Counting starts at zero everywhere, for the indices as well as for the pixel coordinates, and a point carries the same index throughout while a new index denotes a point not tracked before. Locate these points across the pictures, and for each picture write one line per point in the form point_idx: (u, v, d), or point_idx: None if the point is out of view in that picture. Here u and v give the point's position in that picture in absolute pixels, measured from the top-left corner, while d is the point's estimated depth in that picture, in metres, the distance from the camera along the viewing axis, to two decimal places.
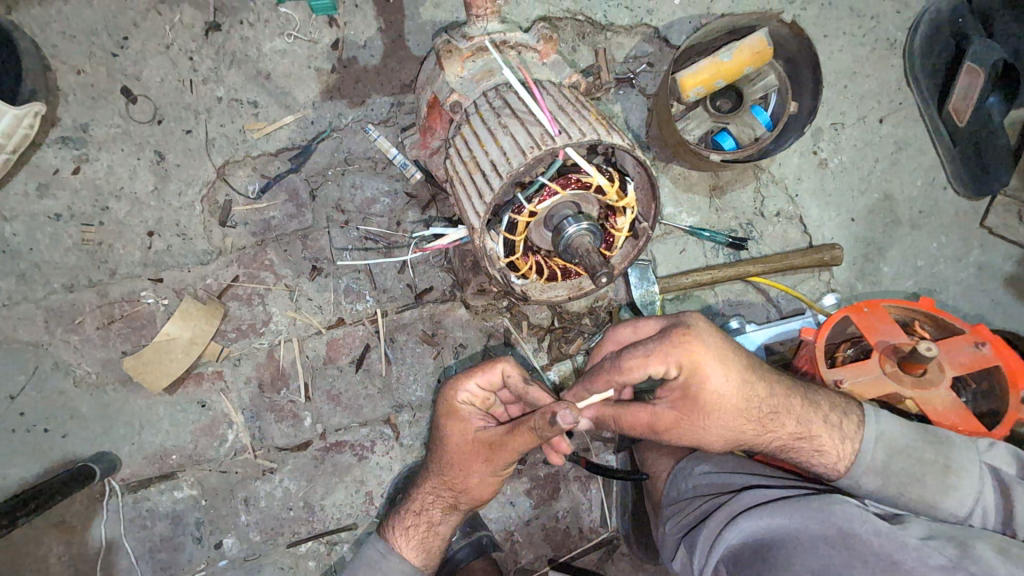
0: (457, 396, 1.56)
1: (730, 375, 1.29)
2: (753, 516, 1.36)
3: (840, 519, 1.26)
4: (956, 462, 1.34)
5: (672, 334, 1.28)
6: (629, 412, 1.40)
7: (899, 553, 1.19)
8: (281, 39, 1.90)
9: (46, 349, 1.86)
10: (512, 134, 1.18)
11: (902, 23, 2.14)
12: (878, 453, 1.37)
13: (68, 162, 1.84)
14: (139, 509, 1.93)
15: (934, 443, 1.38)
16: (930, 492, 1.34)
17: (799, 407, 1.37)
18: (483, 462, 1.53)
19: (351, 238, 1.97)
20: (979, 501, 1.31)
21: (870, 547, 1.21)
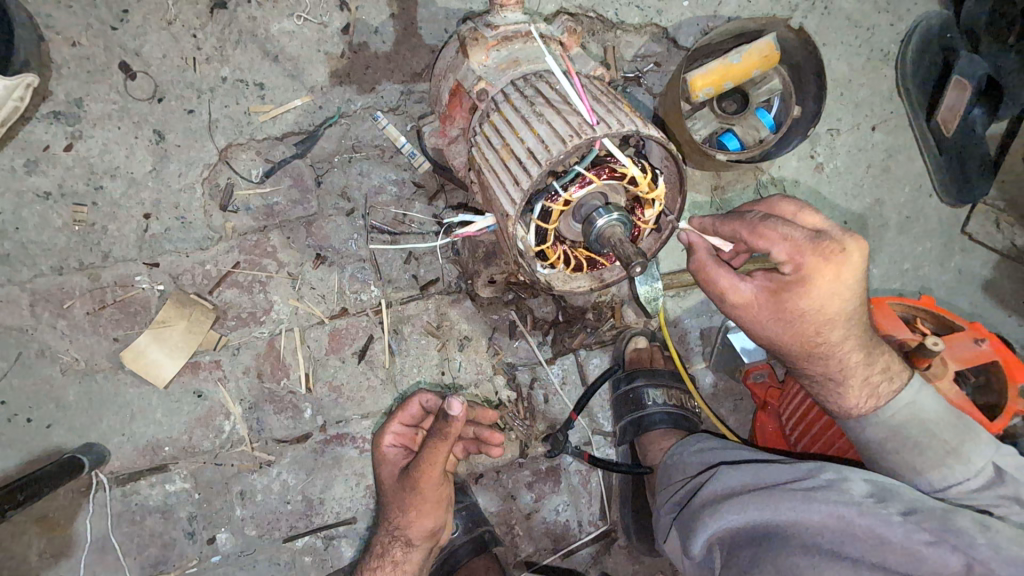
0: (384, 440, 1.77)
1: (847, 291, 1.28)
2: (742, 504, 1.38)
3: (824, 501, 1.29)
4: (966, 450, 1.36)
5: (822, 244, 1.23)
6: (713, 271, 1.37)
7: (887, 531, 1.22)
8: (289, 20, 1.85)
9: (30, 334, 1.77)
10: (549, 123, 1.19)
11: (896, 34, 2.22)
12: (901, 413, 1.40)
13: (60, 138, 1.75)
14: (128, 503, 1.85)
15: (957, 425, 1.38)
16: (921, 463, 1.38)
17: (855, 355, 1.37)
18: (408, 491, 1.66)
19: (357, 226, 1.94)
20: (960, 481, 1.36)
21: (855, 531, 1.24)
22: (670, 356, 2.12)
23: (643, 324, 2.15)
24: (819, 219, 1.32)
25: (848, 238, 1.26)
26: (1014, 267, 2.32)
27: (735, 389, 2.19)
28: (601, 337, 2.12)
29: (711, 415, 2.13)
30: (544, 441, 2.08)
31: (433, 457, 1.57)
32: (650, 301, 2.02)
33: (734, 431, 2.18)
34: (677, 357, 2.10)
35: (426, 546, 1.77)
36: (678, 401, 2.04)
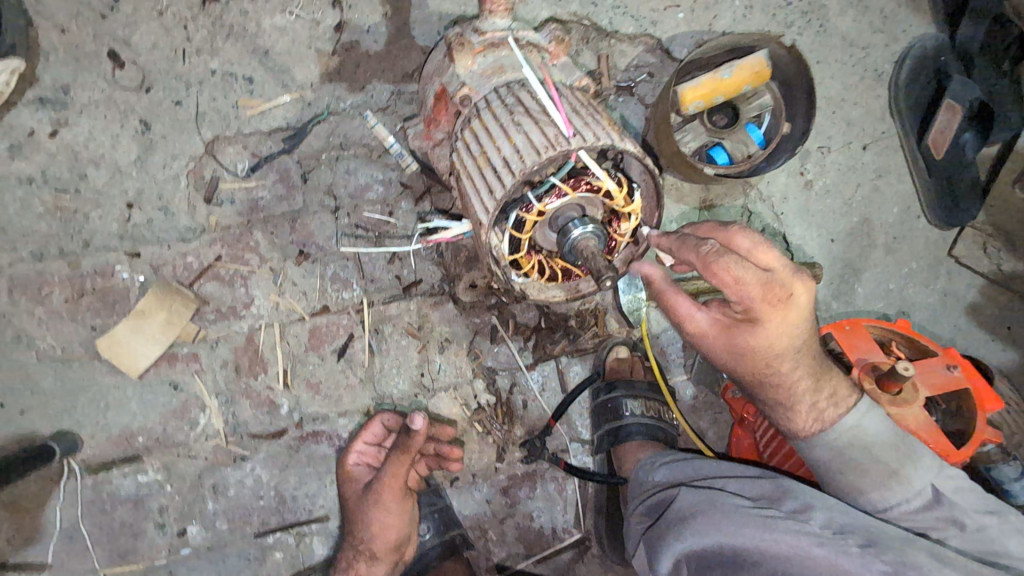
0: (349, 460, 1.92)
1: (795, 330, 1.30)
2: (704, 527, 1.38)
3: (784, 532, 1.29)
4: (906, 472, 1.36)
5: (771, 289, 1.23)
6: (673, 298, 1.38)
7: (844, 562, 1.22)
8: (282, 16, 1.85)
9: (6, 319, 1.76)
10: (526, 133, 1.18)
11: (891, 54, 2.22)
12: (844, 437, 1.40)
13: (45, 125, 1.75)
14: (99, 492, 1.84)
15: (898, 447, 1.37)
16: (865, 484, 1.38)
17: (804, 383, 1.39)
18: (372, 502, 1.84)
19: (341, 225, 1.93)
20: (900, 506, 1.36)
21: (813, 560, 1.24)
22: (650, 367, 2.12)
23: (625, 333, 2.16)
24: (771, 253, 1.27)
25: (799, 282, 1.26)
26: (999, 291, 2.32)
27: (714, 403, 2.18)
28: (583, 345, 2.13)
29: (688, 427, 2.12)
30: (522, 447, 2.09)
31: (398, 468, 1.83)
32: (632, 311, 2.09)
33: (712, 444, 2.18)
34: (655, 367, 2.10)
35: (390, 559, 1.90)
36: (654, 412, 2.03)
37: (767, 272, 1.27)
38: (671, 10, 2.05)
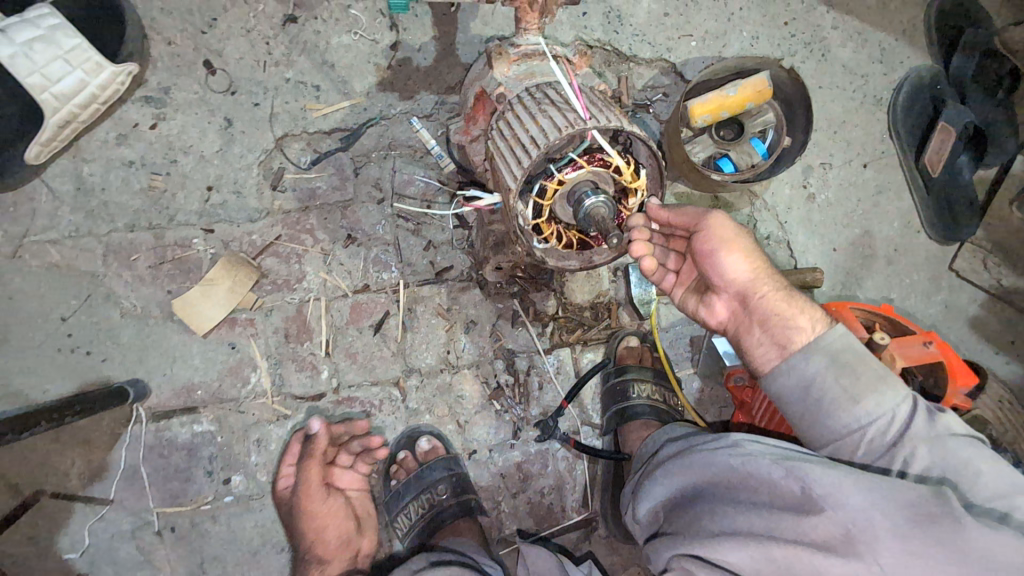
0: (278, 487, 2.08)
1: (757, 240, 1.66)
2: (667, 469, 1.57)
3: (714, 455, 1.45)
4: (860, 391, 1.34)
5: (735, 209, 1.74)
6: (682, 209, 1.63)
7: (762, 473, 1.36)
8: (348, 36, 2.17)
9: (100, 279, 2.06)
10: (550, 118, 1.42)
11: (890, 82, 2.42)
12: (838, 340, 1.40)
13: (148, 119, 2.08)
14: (160, 438, 2.08)
15: (874, 373, 1.35)
16: (832, 402, 1.37)
17: (776, 295, 1.52)
18: (302, 513, 2.02)
19: (385, 213, 2.20)
20: (873, 430, 1.32)
21: (740, 475, 1.39)
22: (659, 357, 2.27)
23: (636, 326, 2.34)
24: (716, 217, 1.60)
25: None
26: (1000, 305, 2.43)
27: (719, 396, 2.32)
28: (595, 335, 2.32)
29: (693, 416, 2.25)
30: (536, 426, 2.26)
31: (309, 475, 2.02)
32: (643, 303, 2.27)
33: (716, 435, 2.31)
34: (665, 358, 2.24)
35: (344, 556, 2.04)
36: (660, 396, 2.19)
37: None
38: (685, 39, 2.32)
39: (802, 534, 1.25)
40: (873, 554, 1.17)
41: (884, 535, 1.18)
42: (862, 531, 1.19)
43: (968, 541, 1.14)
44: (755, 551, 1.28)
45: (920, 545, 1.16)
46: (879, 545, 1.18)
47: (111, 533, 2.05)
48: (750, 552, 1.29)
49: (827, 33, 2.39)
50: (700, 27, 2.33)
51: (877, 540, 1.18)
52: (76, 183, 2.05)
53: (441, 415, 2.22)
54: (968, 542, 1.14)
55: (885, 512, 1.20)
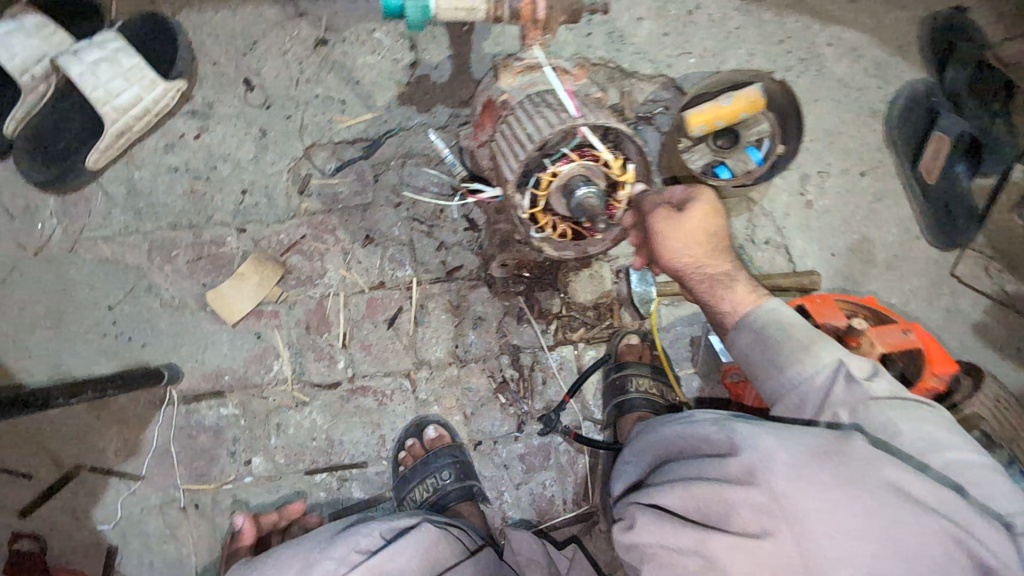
0: None
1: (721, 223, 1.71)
2: (641, 444, 1.69)
3: (671, 424, 1.57)
4: (805, 353, 1.48)
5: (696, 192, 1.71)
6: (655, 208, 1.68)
7: (701, 430, 1.44)
8: (372, 56, 2.39)
9: (143, 272, 2.27)
10: (545, 117, 1.57)
11: (885, 95, 2.52)
12: (765, 317, 1.61)
13: (193, 130, 2.32)
14: (189, 419, 2.25)
15: (814, 337, 1.50)
16: (777, 362, 1.52)
17: (720, 273, 1.71)
18: None
19: (401, 216, 2.37)
20: (811, 388, 1.45)
21: (688, 437, 1.48)
22: (658, 356, 2.38)
23: (637, 325, 2.43)
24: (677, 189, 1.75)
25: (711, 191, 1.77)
26: (1004, 312, 2.45)
27: (719, 395, 2.39)
28: (598, 333, 2.41)
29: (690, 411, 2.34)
30: (539, 420, 2.35)
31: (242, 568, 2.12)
32: (644, 302, 2.40)
33: None
34: (663, 356, 2.36)
35: None
36: (658, 392, 2.27)
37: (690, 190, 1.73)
38: (684, 56, 2.47)
39: (715, 473, 1.29)
40: (771, 483, 1.18)
41: (783, 466, 1.20)
42: (762, 462, 1.21)
43: (859, 471, 1.18)
44: (675, 492, 1.32)
45: (816, 475, 1.18)
46: (777, 474, 1.19)
47: (141, 506, 2.22)
48: (671, 494, 1.33)
49: (822, 49, 2.52)
50: (698, 45, 2.48)
51: (775, 477, 1.19)
52: (128, 186, 2.29)
53: (448, 406, 2.34)
54: (859, 471, 1.18)
55: (787, 446, 1.23)
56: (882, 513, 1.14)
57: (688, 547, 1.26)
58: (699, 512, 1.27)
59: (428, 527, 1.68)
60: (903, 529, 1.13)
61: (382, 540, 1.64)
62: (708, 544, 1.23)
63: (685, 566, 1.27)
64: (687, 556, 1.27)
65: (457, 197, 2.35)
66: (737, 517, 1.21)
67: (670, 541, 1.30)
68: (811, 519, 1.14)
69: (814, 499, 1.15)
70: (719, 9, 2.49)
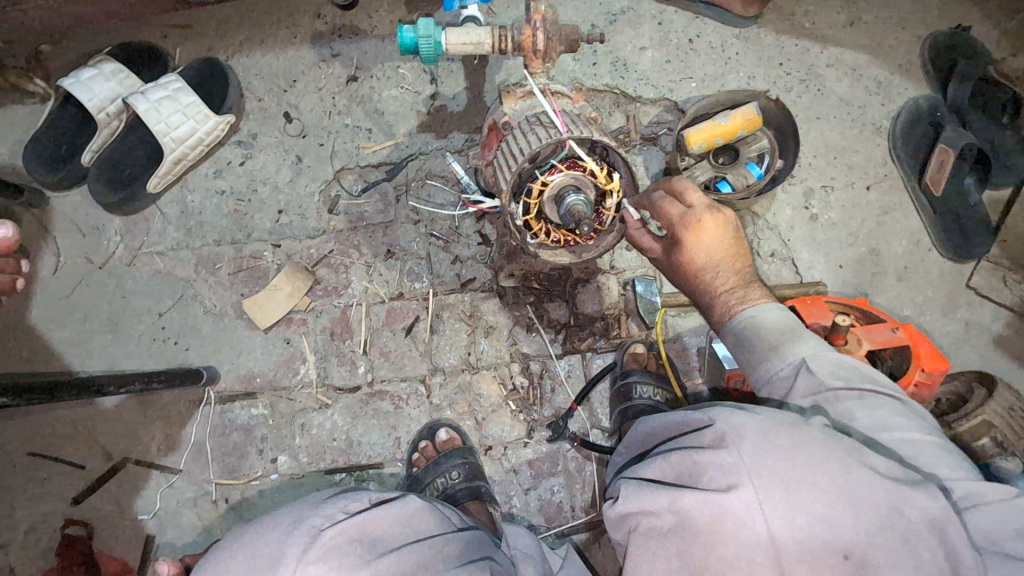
0: None
1: (711, 246, 1.79)
2: (632, 441, 1.79)
3: (660, 415, 1.68)
4: (783, 348, 1.64)
5: (686, 218, 1.77)
6: (640, 238, 1.91)
7: (685, 415, 1.55)
8: (397, 89, 2.65)
9: (190, 283, 2.53)
10: (537, 134, 1.74)
11: (887, 112, 2.59)
12: (742, 322, 1.75)
13: (238, 157, 2.61)
14: (224, 418, 2.44)
15: (785, 330, 1.68)
16: (755, 358, 1.69)
17: (704, 288, 1.85)
18: None
19: (420, 232, 2.56)
20: (784, 379, 1.63)
21: (674, 424, 1.59)
22: (663, 364, 2.46)
23: (644, 336, 2.52)
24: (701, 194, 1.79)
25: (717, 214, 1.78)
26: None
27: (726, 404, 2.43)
28: (605, 342, 2.50)
29: None
30: (548, 426, 2.45)
31: None
32: (648, 312, 2.49)
33: None
34: (669, 365, 2.44)
35: None
36: (663, 398, 2.31)
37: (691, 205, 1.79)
38: (685, 81, 2.61)
39: (694, 444, 1.40)
40: (738, 447, 1.28)
41: (751, 432, 1.31)
42: (734, 429, 1.33)
43: (820, 436, 1.28)
44: (657, 462, 1.42)
45: (781, 438, 1.28)
46: (745, 437, 1.30)
47: (178, 499, 2.40)
48: (654, 464, 1.42)
49: (822, 70, 2.61)
50: (699, 70, 2.62)
51: (745, 438, 1.30)
52: (181, 207, 2.58)
53: (461, 411, 2.46)
54: (820, 436, 1.28)
55: (756, 418, 1.34)
56: (840, 471, 1.22)
57: (662, 507, 1.32)
58: (675, 476, 1.36)
59: (412, 499, 1.77)
60: (860, 487, 1.21)
61: (369, 505, 1.73)
62: (680, 501, 1.28)
63: (660, 527, 1.32)
64: (661, 517, 1.32)
65: (460, 205, 2.53)
66: (707, 475, 1.29)
67: (648, 505, 1.35)
68: (775, 474, 1.23)
69: (779, 457, 1.25)
70: (719, 37, 2.64)
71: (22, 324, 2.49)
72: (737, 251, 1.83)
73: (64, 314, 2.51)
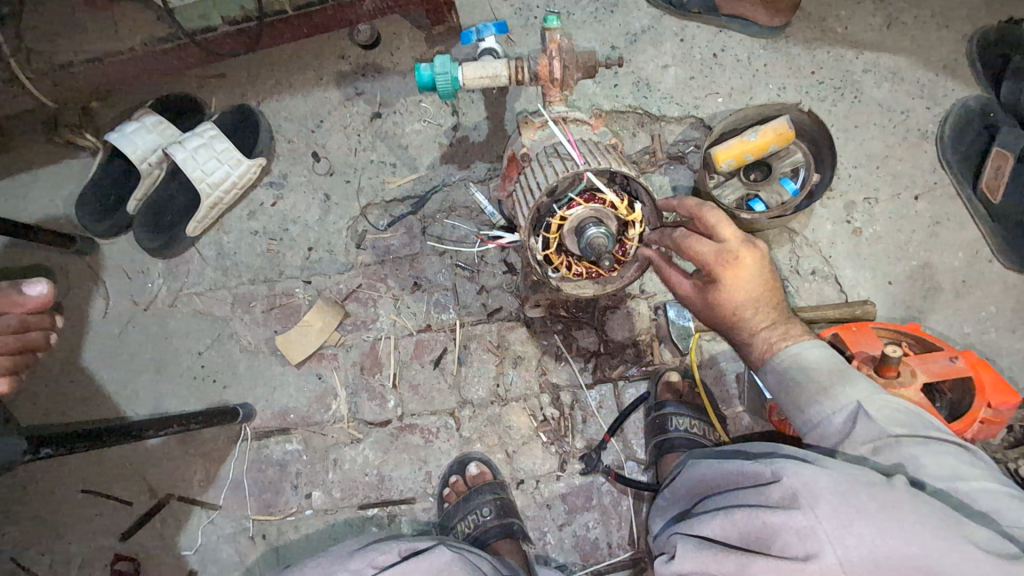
0: None
1: (749, 285, 1.68)
2: (679, 484, 1.80)
3: (712, 462, 1.68)
4: (834, 390, 1.55)
5: (722, 256, 1.65)
6: (668, 273, 1.83)
7: (741, 465, 1.55)
8: (419, 123, 2.68)
9: (227, 322, 2.61)
10: (553, 166, 1.71)
11: (932, 116, 2.43)
12: (787, 361, 1.65)
13: (269, 198, 2.68)
14: (260, 453, 2.49)
15: (834, 371, 1.59)
16: (801, 401, 1.59)
17: (744, 328, 1.74)
18: None
19: (446, 263, 2.56)
20: (836, 425, 1.53)
21: (729, 473, 1.58)
22: (699, 392, 2.36)
23: (678, 362, 2.42)
24: (735, 228, 1.67)
25: (750, 249, 1.66)
26: None
27: (769, 433, 2.32)
28: (639, 370, 2.42)
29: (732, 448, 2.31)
30: (581, 459, 2.37)
31: None
32: (683, 338, 2.38)
33: None
34: (705, 393, 2.33)
35: None
36: (700, 430, 2.24)
37: (724, 243, 1.67)
38: (711, 97, 2.52)
39: (759, 501, 1.40)
40: (812, 509, 1.29)
41: (828, 492, 1.30)
42: (805, 489, 1.32)
43: (906, 500, 1.25)
44: (719, 519, 1.43)
45: (861, 503, 1.26)
46: (820, 499, 1.29)
47: (218, 535, 2.45)
48: (716, 522, 1.43)
49: (858, 76, 2.48)
50: (725, 85, 2.53)
51: (818, 500, 1.29)
52: (217, 249, 2.67)
53: (491, 444, 2.42)
54: (904, 500, 1.25)
55: (831, 475, 1.33)
56: (930, 540, 1.20)
57: (733, 572, 1.33)
58: (742, 538, 1.37)
59: (443, 551, 1.74)
60: (952, 558, 1.18)
61: (399, 558, 1.75)
62: (751, 567, 1.31)
63: None
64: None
65: (481, 239, 2.52)
66: (780, 541, 1.30)
67: (714, 566, 1.38)
68: (855, 543, 1.23)
69: (859, 524, 1.24)
70: (744, 49, 2.54)
71: (75, 366, 2.63)
72: (773, 285, 1.72)
73: (112, 355, 2.64)
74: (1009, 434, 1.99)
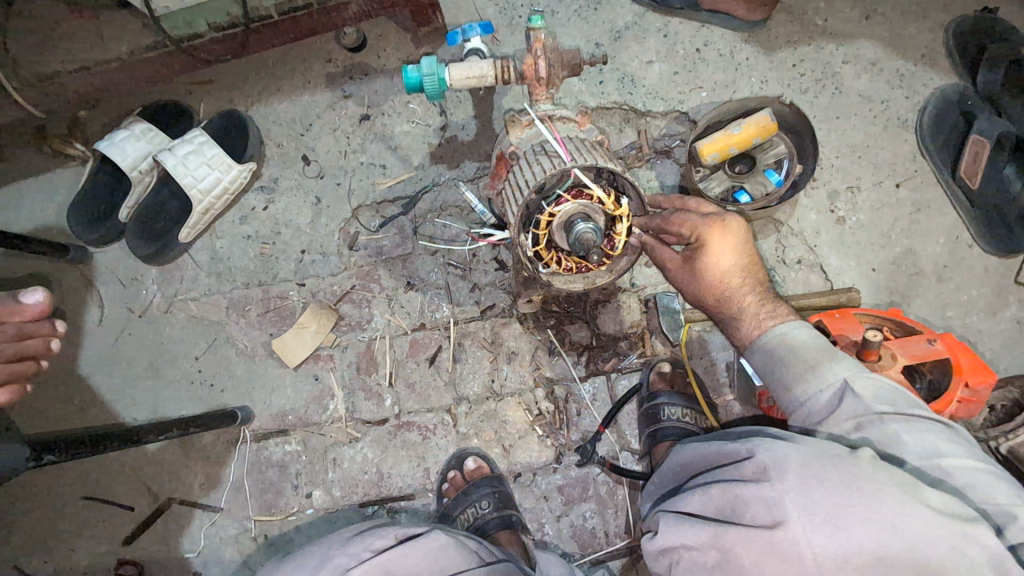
0: None
1: (732, 252, 1.82)
2: (665, 471, 1.85)
3: (696, 447, 1.75)
4: (819, 365, 1.61)
5: (706, 222, 1.81)
6: (661, 249, 1.94)
7: (722, 448, 1.61)
8: (408, 123, 2.70)
9: (223, 326, 2.63)
10: (541, 164, 1.74)
11: (911, 106, 2.48)
12: (774, 338, 1.73)
13: (261, 202, 2.70)
14: (260, 455, 2.52)
15: (821, 350, 1.65)
16: (790, 377, 1.65)
17: (732, 303, 1.85)
18: None
19: (438, 261, 2.59)
20: (822, 402, 1.58)
21: (710, 456, 1.64)
22: (690, 382, 2.40)
23: (669, 352, 2.47)
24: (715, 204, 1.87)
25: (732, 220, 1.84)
26: None
27: (760, 420, 2.37)
28: (631, 362, 2.47)
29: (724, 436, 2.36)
30: (576, 451, 2.42)
31: None
32: (674, 328, 2.45)
33: None
34: (696, 383, 2.38)
35: None
36: (692, 419, 2.28)
37: (708, 215, 1.85)
38: (695, 91, 2.56)
39: (735, 478, 1.45)
40: (781, 481, 1.34)
41: (795, 466, 1.36)
42: (776, 464, 1.38)
43: (867, 469, 1.29)
44: (698, 496, 1.49)
45: (825, 473, 1.32)
46: (788, 472, 1.35)
47: (220, 536, 2.48)
48: (695, 499, 1.49)
49: (838, 68, 2.52)
50: (708, 79, 2.56)
51: (786, 473, 1.35)
52: (211, 254, 2.68)
53: (488, 439, 2.46)
54: (865, 470, 1.29)
55: (799, 450, 1.39)
56: (889, 506, 1.23)
57: (706, 542, 1.39)
58: (716, 510, 1.43)
59: (438, 536, 1.80)
60: (908, 524, 1.22)
61: (395, 541, 1.77)
62: (722, 537, 1.36)
63: (704, 562, 1.39)
64: (703, 553, 1.39)
65: (471, 238, 2.55)
66: (751, 511, 1.35)
67: (689, 539, 1.43)
68: (818, 510, 1.27)
69: (823, 493, 1.29)
70: (727, 44, 2.58)
71: (72, 374, 2.64)
72: (755, 260, 1.86)
73: (108, 363, 2.65)
74: (991, 414, 2.05)
